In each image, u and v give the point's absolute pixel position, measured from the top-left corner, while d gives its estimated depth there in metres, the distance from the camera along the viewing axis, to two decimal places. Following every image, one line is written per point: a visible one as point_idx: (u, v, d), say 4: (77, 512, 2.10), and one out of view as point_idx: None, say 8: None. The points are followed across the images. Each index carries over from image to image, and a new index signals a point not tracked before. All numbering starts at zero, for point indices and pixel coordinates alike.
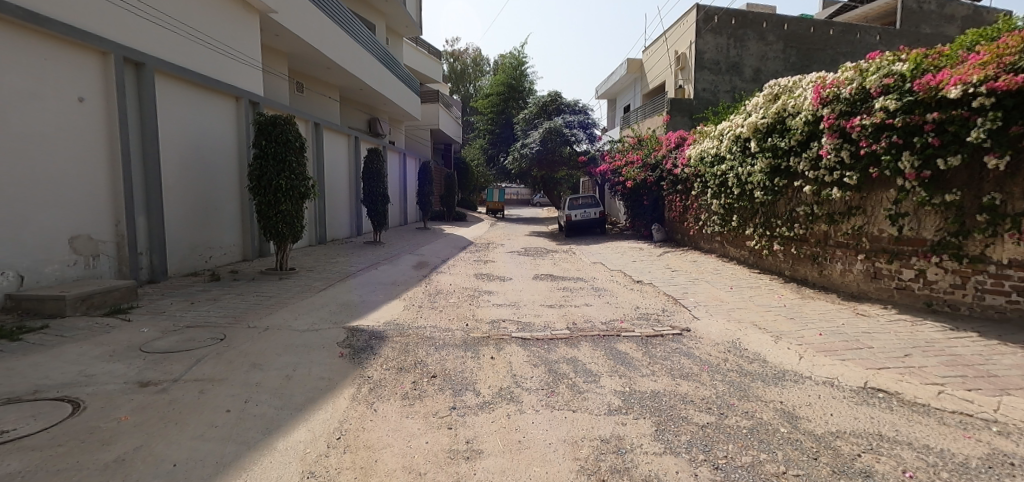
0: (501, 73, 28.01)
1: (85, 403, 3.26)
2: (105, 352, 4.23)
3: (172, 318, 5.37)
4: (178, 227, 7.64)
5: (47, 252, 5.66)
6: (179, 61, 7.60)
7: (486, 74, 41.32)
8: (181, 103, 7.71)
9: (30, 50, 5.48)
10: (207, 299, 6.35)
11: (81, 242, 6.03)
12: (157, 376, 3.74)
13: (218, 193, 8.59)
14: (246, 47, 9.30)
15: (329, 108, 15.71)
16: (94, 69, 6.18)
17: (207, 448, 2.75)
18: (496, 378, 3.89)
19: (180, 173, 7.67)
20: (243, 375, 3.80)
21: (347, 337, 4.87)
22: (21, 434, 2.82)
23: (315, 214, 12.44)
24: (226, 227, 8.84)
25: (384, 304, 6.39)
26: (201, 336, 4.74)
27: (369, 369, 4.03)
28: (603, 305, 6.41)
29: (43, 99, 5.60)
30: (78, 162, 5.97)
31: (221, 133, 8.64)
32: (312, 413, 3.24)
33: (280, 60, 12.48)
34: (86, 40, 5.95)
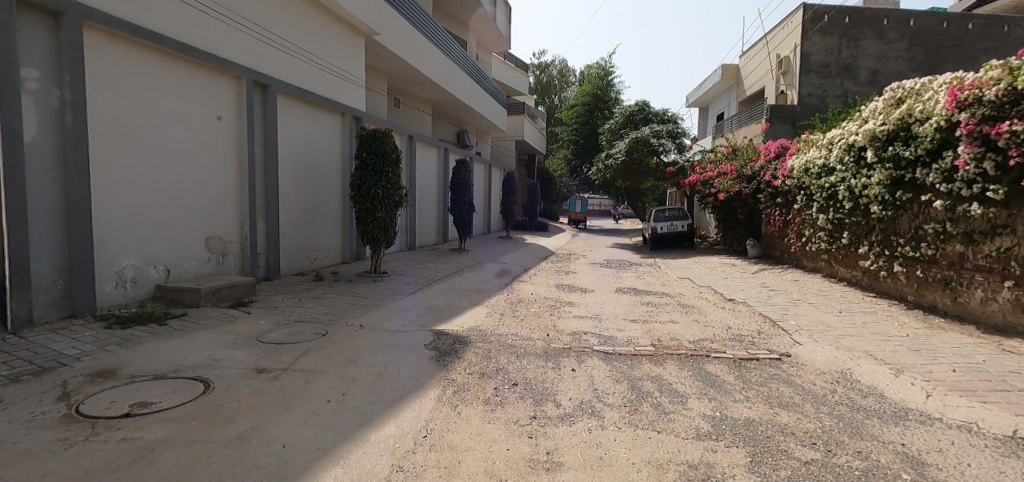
0: (586, 83, 27.86)
1: (213, 383, 3.69)
2: (229, 339, 4.79)
3: (283, 313, 5.95)
4: (290, 230, 8.47)
5: (188, 250, 6.54)
6: (296, 81, 8.46)
7: (571, 85, 41.53)
8: (297, 118, 8.56)
9: (184, 77, 6.40)
10: (310, 297, 6.94)
11: (214, 242, 6.92)
12: (270, 364, 4.15)
13: (324, 201, 9.41)
14: (352, 67, 10.12)
15: (420, 121, 16.56)
16: (229, 92, 7.08)
17: (310, 434, 3.00)
18: (577, 391, 3.83)
19: (294, 182, 8.51)
20: (341, 369, 4.10)
21: (433, 340, 5.08)
22: (163, 406, 3.26)
23: (406, 221, 13.16)
24: (329, 231, 9.64)
25: (468, 310, 6.58)
26: (306, 331, 5.19)
27: (453, 372, 4.16)
28: (690, 323, 6.10)
29: (192, 118, 6.51)
30: (214, 174, 6.87)
31: (329, 147, 9.48)
32: (401, 410, 3.41)
33: (380, 77, 13.38)
34: (224, 67, 6.83)
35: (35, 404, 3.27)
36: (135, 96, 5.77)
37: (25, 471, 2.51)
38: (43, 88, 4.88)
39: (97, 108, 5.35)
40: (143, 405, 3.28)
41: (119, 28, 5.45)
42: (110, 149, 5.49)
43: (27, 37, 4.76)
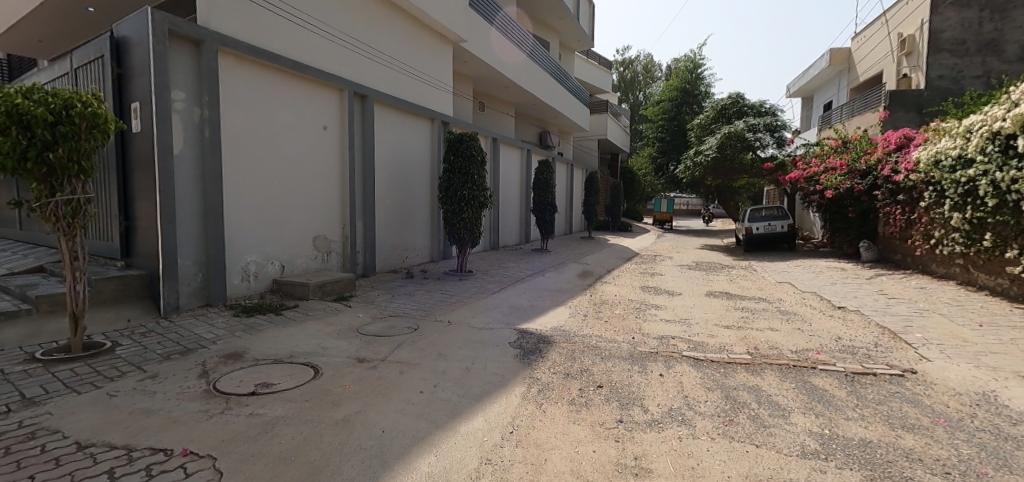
0: (673, 78, 26.72)
1: (321, 370, 4.06)
2: (334, 330, 5.22)
3: (379, 307, 6.37)
4: (384, 231, 9.03)
5: (299, 248, 7.21)
6: (391, 91, 9.01)
7: (657, 81, 40.13)
8: (392, 125, 9.11)
9: (297, 92, 7.07)
10: (403, 293, 7.36)
11: (320, 241, 7.57)
12: (369, 355, 4.47)
13: (415, 203, 9.91)
14: (441, 74, 10.56)
15: (504, 124, 16.88)
16: (333, 103, 7.70)
17: (406, 422, 3.19)
18: (666, 397, 3.70)
19: (388, 185, 9.07)
20: (432, 362, 4.31)
21: (517, 338, 5.16)
22: (281, 388, 3.64)
23: (490, 222, 13.47)
24: (419, 231, 10.14)
25: (551, 310, 6.59)
26: (400, 325, 5.51)
27: (538, 371, 4.21)
28: (792, 331, 5.62)
29: (302, 129, 7.16)
30: (320, 180, 7.51)
31: (419, 151, 9.97)
32: (488, 405, 3.51)
33: (466, 82, 13.83)
34: (330, 81, 7.46)
35: (182, 379, 3.80)
36: (258, 111, 6.49)
37: (177, 436, 2.93)
38: (188, 107, 5.66)
39: (228, 123, 6.09)
40: (265, 386, 3.68)
41: (245, 52, 6.16)
42: (237, 158, 6.22)
43: (176, 64, 5.54)
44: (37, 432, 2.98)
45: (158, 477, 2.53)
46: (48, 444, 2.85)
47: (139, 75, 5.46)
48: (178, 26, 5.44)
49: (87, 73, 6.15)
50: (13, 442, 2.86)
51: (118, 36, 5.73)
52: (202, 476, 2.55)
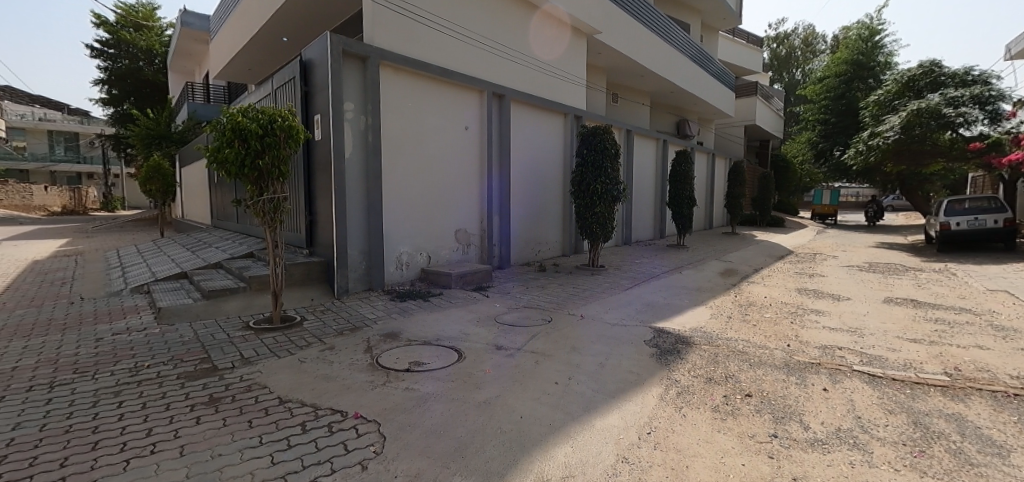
0: (842, 49, 23.14)
1: (464, 354, 4.36)
2: (474, 318, 5.57)
3: (514, 298, 6.62)
4: (518, 225, 9.33)
5: (443, 241, 7.81)
6: (526, 89, 9.23)
7: (819, 55, 35.24)
8: (527, 122, 9.35)
9: (442, 96, 7.62)
10: (537, 286, 7.55)
11: (461, 234, 8.10)
12: (506, 343, 4.67)
13: (547, 197, 10.06)
14: (574, 68, 10.52)
15: (639, 114, 16.27)
16: (473, 104, 8.14)
17: (543, 410, 3.27)
18: (832, 415, 3.25)
19: (523, 181, 9.35)
20: (567, 355, 4.35)
21: (654, 337, 4.96)
22: (431, 367, 4.01)
23: (623, 216, 13.13)
24: (551, 226, 10.28)
25: (690, 309, 6.21)
26: (534, 317, 5.67)
27: (677, 372, 4.00)
28: (1008, 351, 4.53)
29: (447, 130, 7.71)
30: (461, 177, 8.02)
31: (552, 147, 10.08)
32: (623, 402, 3.44)
33: (600, 74, 13.61)
34: (472, 83, 7.91)
35: (352, 352, 4.38)
36: (411, 116, 7.16)
37: (350, 401, 3.39)
38: (356, 116, 6.46)
39: (386, 128, 6.83)
40: (417, 364, 4.07)
41: (401, 62, 6.82)
42: (393, 160, 6.95)
43: (347, 80, 6.36)
44: (251, 386, 3.69)
45: (338, 434, 2.96)
46: (260, 396, 3.51)
47: (320, 91, 6.39)
48: (349, 46, 6.23)
49: (284, 92, 7.38)
50: (237, 392, 3.59)
51: (305, 59, 6.75)
52: (369, 438, 2.92)
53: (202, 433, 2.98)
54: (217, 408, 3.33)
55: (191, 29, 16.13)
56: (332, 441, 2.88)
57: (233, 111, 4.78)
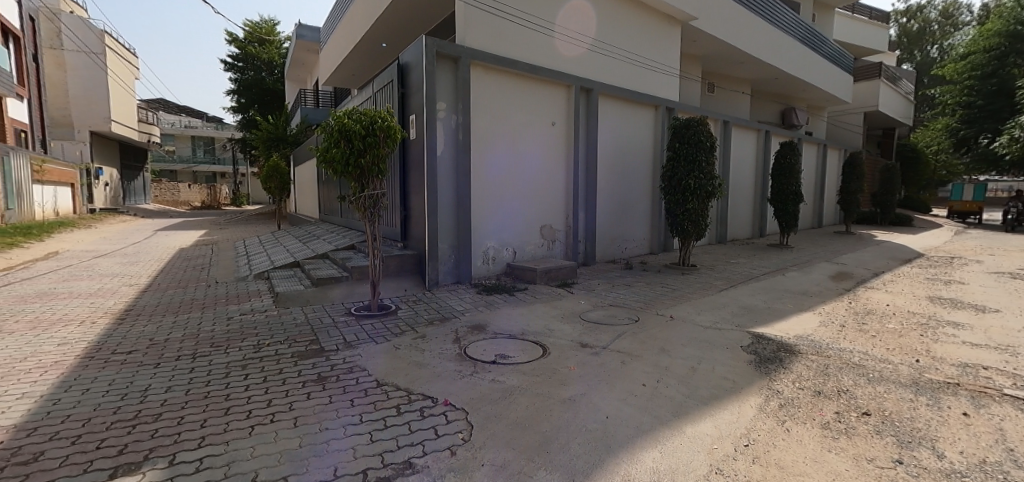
0: (992, 20, 19.84)
1: (549, 349, 4.36)
2: (559, 314, 5.56)
3: (600, 296, 6.50)
4: (604, 221, 9.14)
5: (528, 236, 7.86)
6: (615, 81, 8.99)
7: (962, 28, 30.55)
8: (615, 116, 9.11)
9: (530, 92, 7.65)
10: (623, 284, 7.35)
11: (546, 230, 8.10)
12: (592, 341, 4.60)
13: (635, 193, 9.73)
14: (667, 58, 10.04)
15: (738, 104, 15.18)
16: (561, 100, 8.09)
17: (630, 412, 3.18)
18: (973, 445, 2.81)
19: (610, 176, 9.13)
20: (655, 357, 4.19)
21: (752, 343, 4.61)
22: (516, 360, 4.06)
23: (718, 213, 12.36)
24: (639, 222, 9.94)
25: (795, 315, 5.68)
26: (621, 315, 5.52)
27: (779, 383, 3.69)
28: None
29: (534, 126, 7.74)
30: (547, 173, 8.01)
31: (642, 140, 9.72)
32: (718, 410, 3.24)
33: (695, 63, 12.89)
34: (560, 78, 7.86)
35: (442, 342, 4.56)
36: (499, 113, 7.29)
37: (439, 388, 3.54)
38: (447, 115, 6.70)
39: (475, 126, 7.02)
40: (503, 357, 4.14)
41: (490, 61, 6.95)
42: (481, 156, 7.12)
43: (440, 80, 6.61)
44: (352, 368, 3.99)
45: (429, 419, 3.10)
46: (361, 377, 3.79)
47: (414, 92, 6.71)
48: (443, 47, 6.47)
49: (383, 94, 7.85)
50: (341, 372, 3.90)
51: (402, 62, 7.12)
52: (458, 425, 3.02)
53: (311, 408, 3.27)
54: (324, 386, 3.64)
55: (304, 40, 17.75)
56: (424, 425, 3.02)
57: (340, 114, 5.17)
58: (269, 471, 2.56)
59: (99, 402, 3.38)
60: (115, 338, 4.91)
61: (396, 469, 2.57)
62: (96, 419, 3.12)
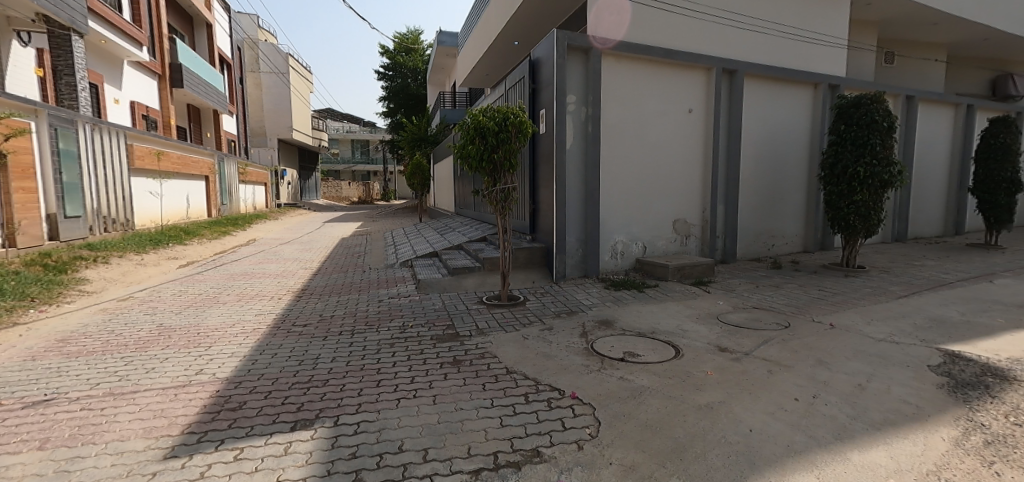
0: None
1: (683, 351, 4.10)
2: (694, 314, 5.20)
3: (742, 297, 5.93)
4: (748, 215, 8.31)
5: (660, 231, 7.48)
6: (765, 60, 8.08)
7: None
8: (764, 98, 8.20)
9: (665, 78, 7.23)
10: (770, 285, 6.62)
11: (680, 224, 7.62)
12: (732, 346, 4.22)
13: (786, 183, 8.67)
14: (833, 27, 8.71)
15: (927, 75, 12.67)
16: (700, 84, 7.51)
17: (779, 428, 2.85)
18: None
19: (755, 165, 8.26)
20: (811, 369, 3.69)
21: (942, 362, 3.82)
22: (646, 360, 3.90)
23: (896, 205, 10.48)
24: (790, 216, 8.84)
25: (1006, 332, 4.57)
26: (767, 320, 4.97)
27: (982, 414, 3.01)
28: None
29: (668, 114, 7.31)
30: (682, 163, 7.52)
31: (796, 124, 8.61)
32: (894, 439, 2.74)
33: (868, 31, 11.04)
34: (699, 61, 7.30)
35: (569, 335, 4.57)
36: (630, 103, 7.03)
37: (567, 381, 3.55)
38: (577, 108, 6.65)
39: (605, 117, 6.86)
40: (632, 355, 4.00)
41: (623, 49, 6.73)
42: (611, 148, 6.95)
43: (571, 73, 6.58)
44: (484, 354, 4.19)
45: (556, 410, 3.12)
46: (492, 363, 3.96)
47: (545, 87, 6.77)
48: (574, 39, 6.42)
49: (515, 91, 8.07)
50: (474, 357, 4.12)
51: (533, 58, 7.23)
52: (585, 420, 2.99)
53: (448, 388, 3.51)
54: (459, 368, 3.88)
55: (445, 46, 19.07)
56: (551, 416, 3.05)
57: (475, 112, 5.42)
58: (412, 441, 2.80)
59: (284, 366, 4.03)
60: (294, 312, 5.81)
61: (524, 455, 2.63)
62: (282, 380, 3.72)
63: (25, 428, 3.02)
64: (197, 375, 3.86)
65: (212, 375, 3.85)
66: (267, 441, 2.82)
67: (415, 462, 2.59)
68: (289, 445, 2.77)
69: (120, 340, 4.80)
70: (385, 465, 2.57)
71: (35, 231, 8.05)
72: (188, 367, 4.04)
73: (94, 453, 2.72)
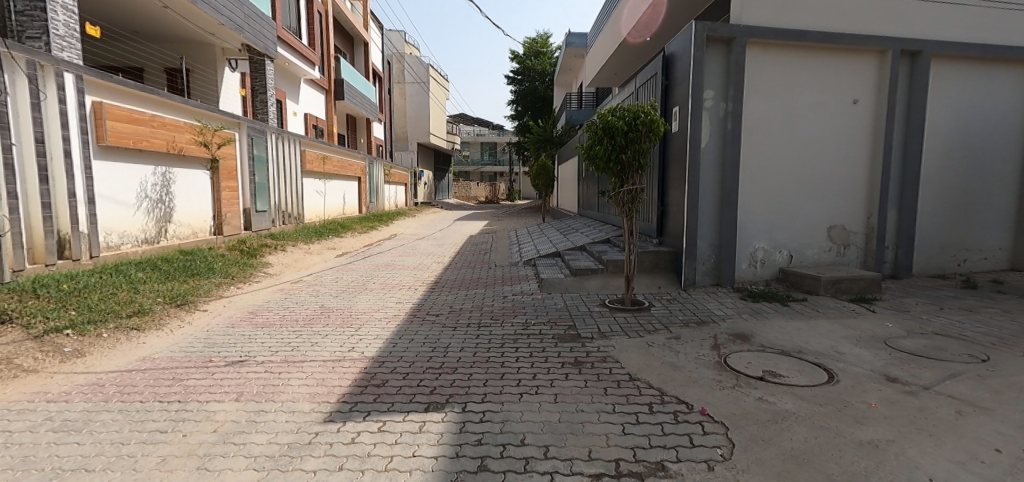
0: None
1: (838, 377, 3.59)
2: (853, 335, 4.52)
3: (919, 320, 5.01)
4: (929, 222, 7.00)
5: (811, 238, 6.63)
6: (963, 36, 6.70)
7: None
8: (958, 82, 6.82)
9: (824, 66, 6.39)
10: (959, 308, 5.49)
11: (837, 231, 6.69)
12: (904, 376, 3.59)
13: (988, 185, 7.10)
14: None
15: None
16: (870, 70, 6.50)
17: None
18: None
19: (943, 163, 6.91)
20: (1019, 415, 2.98)
21: None
22: (791, 382, 3.49)
23: None
24: (993, 225, 7.22)
25: None
26: (955, 349, 4.14)
27: None
28: None
29: (827, 106, 6.45)
30: (843, 162, 6.58)
31: (1005, 112, 7.01)
32: None
33: None
34: (870, 44, 6.32)
35: (698, 347, 4.28)
36: (780, 96, 6.35)
37: (696, 395, 3.33)
38: (716, 103, 6.20)
39: (748, 113, 6.30)
40: (773, 375, 3.62)
41: (773, 37, 6.10)
42: (754, 146, 6.36)
43: (710, 66, 6.16)
44: (605, 358, 4.11)
45: (683, 425, 2.95)
46: (614, 368, 3.88)
47: (680, 82, 6.43)
48: (716, 30, 5.99)
49: (646, 88, 7.78)
50: (596, 360, 4.07)
51: (667, 53, 6.91)
52: (716, 439, 2.78)
53: (569, 389, 3.52)
54: (580, 370, 3.87)
55: (573, 47, 19.17)
56: (677, 430, 2.89)
57: (604, 112, 5.34)
58: (534, 437, 2.86)
59: (419, 351, 4.40)
60: (428, 303, 6.31)
61: (648, 467, 2.53)
62: (417, 364, 4.07)
63: (226, 382, 3.71)
64: (349, 351, 4.39)
65: (361, 353, 4.35)
66: (405, 417, 3.11)
67: (536, 458, 2.64)
68: (423, 424, 3.01)
69: (292, 317, 5.64)
70: (508, 455, 2.66)
71: (236, 222, 9.83)
72: (342, 344, 4.62)
73: (273, 409, 3.24)
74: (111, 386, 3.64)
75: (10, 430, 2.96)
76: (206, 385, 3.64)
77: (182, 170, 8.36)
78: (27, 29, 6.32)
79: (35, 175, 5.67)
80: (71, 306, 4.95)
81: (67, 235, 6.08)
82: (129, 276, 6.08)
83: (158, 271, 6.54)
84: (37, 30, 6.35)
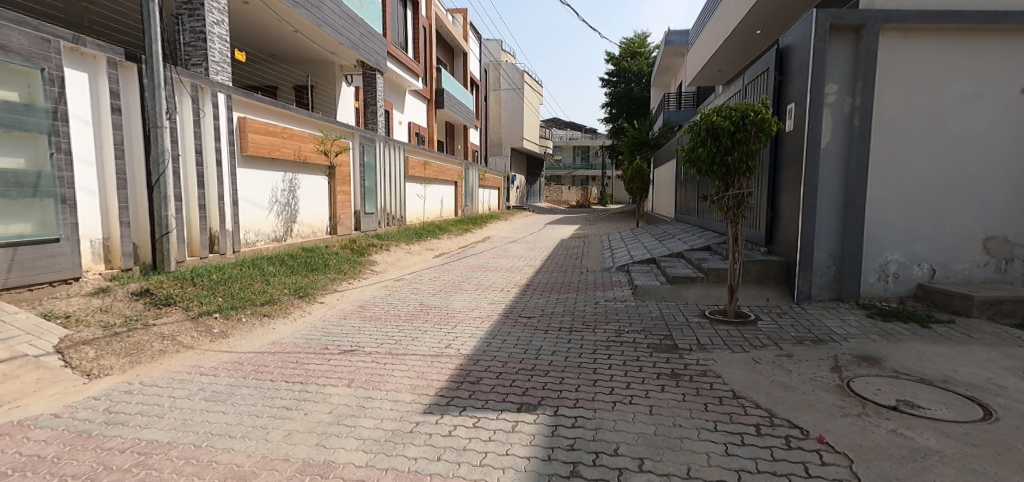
0: None
1: (998, 414, 3.05)
2: (1018, 366, 3.82)
3: None
4: None
5: (960, 250, 5.70)
6: None
7: None
8: None
9: (982, 50, 5.49)
10: None
11: (996, 243, 5.68)
12: None
13: None
14: None
15: None
16: None
17: None
18: None
19: None
20: None
21: None
22: (933, 415, 3.04)
23: None
24: None
25: None
26: None
27: None
28: None
29: (985, 97, 5.53)
30: (1005, 161, 5.59)
31: None
32: None
33: None
34: None
35: (816, 367, 3.87)
36: (921, 87, 5.57)
37: (814, 421, 3.02)
38: (840, 98, 5.60)
39: (880, 107, 5.60)
40: (909, 405, 3.18)
41: (913, 21, 5.38)
42: (887, 144, 5.64)
43: (834, 57, 5.59)
44: (706, 372, 3.87)
45: (797, 452, 2.69)
46: (715, 384, 3.64)
47: (796, 77, 5.90)
48: (841, 17, 5.41)
49: (756, 86, 7.24)
50: (695, 373, 3.86)
51: (782, 46, 6.38)
52: (837, 471, 2.49)
53: (666, 401, 3.37)
54: (677, 382, 3.69)
55: (672, 45, 18.39)
56: (790, 457, 2.63)
57: (709, 112, 5.05)
58: (628, 448, 2.78)
59: (512, 352, 4.48)
60: (520, 305, 6.41)
61: None
62: (510, 364, 4.14)
63: (339, 368, 4.06)
64: (446, 348, 4.59)
65: (457, 350, 4.54)
66: (499, 415, 3.18)
67: (630, 470, 2.56)
68: (516, 424, 3.06)
69: (395, 312, 6.02)
70: (601, 464, 2.61)
71: (348, 223, 10.72)
72: (439, 341, 4.84)
73: (378, 397, 3.48)
74: (247, 364, 4.16)
75: (173, 396, 3.50)
76: (322, 371, 4.01)
77: (306, 176, 9.31)
78: (192, 58, 7.46)
79: (195, 180, 6.65)
80: (218, 294, 5.74)
81: (217, 232, 7.07)
82: (261, 269, 6.90)
83: (284, 265, 7.35)
84: (199, 58, 7.45)
